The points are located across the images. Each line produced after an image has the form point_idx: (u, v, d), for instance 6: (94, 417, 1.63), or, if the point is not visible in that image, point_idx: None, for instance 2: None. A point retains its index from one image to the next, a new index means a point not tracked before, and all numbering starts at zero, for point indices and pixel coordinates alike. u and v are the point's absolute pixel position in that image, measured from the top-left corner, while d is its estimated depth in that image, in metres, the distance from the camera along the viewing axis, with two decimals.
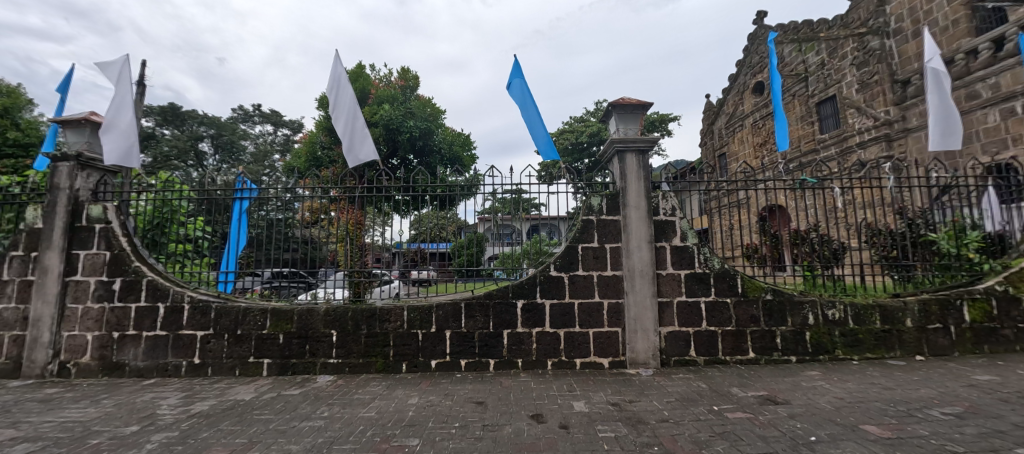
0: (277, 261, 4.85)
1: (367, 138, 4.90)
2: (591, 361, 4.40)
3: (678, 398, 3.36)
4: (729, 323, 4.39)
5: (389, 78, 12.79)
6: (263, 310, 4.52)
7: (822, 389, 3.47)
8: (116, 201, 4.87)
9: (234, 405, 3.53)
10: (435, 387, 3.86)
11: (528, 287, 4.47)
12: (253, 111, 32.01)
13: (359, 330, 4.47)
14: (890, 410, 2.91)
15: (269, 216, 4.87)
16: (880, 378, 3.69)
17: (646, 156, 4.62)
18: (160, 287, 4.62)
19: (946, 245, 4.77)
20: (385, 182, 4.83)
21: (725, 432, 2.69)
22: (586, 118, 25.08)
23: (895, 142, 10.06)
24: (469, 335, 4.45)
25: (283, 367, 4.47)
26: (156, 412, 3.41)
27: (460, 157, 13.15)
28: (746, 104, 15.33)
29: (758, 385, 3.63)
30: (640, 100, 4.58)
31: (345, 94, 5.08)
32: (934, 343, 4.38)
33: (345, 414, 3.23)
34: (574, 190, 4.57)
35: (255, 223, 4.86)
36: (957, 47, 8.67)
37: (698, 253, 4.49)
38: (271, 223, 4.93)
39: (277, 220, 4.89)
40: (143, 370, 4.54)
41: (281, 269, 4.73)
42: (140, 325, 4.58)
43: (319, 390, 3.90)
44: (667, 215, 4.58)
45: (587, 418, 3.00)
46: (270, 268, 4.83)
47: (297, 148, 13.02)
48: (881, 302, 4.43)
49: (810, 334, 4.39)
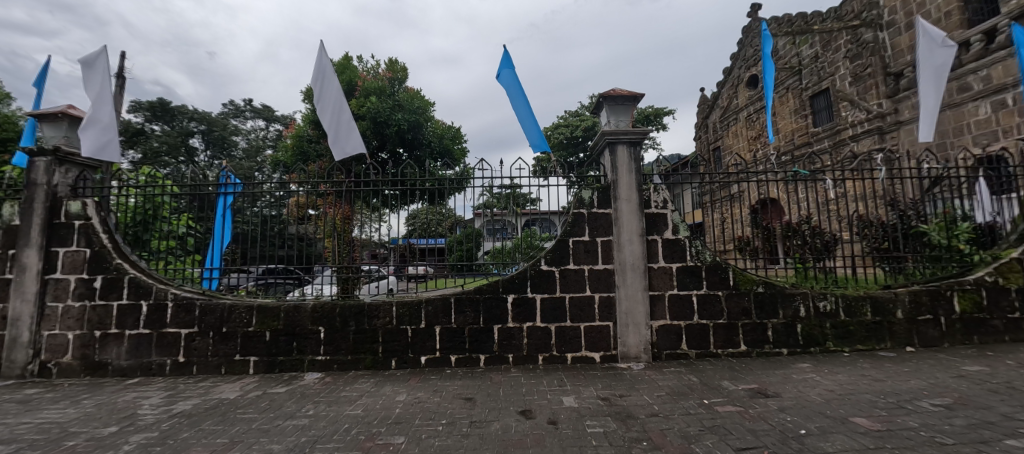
0: (270, 258, 4.79)
1: (353, 131, 4.81)
2: (583, 356, 4.36)
3: (668, 392, 3.32)
4: (721, 316, 4.36)
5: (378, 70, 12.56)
6: (249, 307, 4.44)
7: (813, 381, 3.44)
8: (96, 197, 4.77)
9: (217, 404, 3.46)
10: (424, 383, 3.81)
11: (519, 282, 4.42)
12: (244, 106, 31.58)
13: (347, 327, 4.40)
14: (880, 402, 2.89)
15: (262, 212, 4.81)
16: (871, 370, 3.68)
17: (637, 148, 4.57)
18: (143, 284, 4.53)
19: (938, 237, 4.71)
20: (373, 177, 4.77)
21: (714, 426, 2.66)
22: (581, 112, 24.91)
23: (887, 134, 10.08)
24: (459, 331, 4.39)
25: (270, 364, 4.39)
26: (136, 412, 3.33)
27: (451, 151, 13.04)
28: (740, 98, 15.31)
29: (748, 378, 3.60)
30: (630, 92, 4.52)
31: (330, 85, 4.95)
32: (924, 334, 4.38)
33: (330, 412, 3.18)
34: (567, 184, 4.50)
35: (247, 220, 4.79)
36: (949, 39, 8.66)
37: (690, 246, 4.46)
38: (265, 219, 4.86)
39: (271, 216, 4.82)
40: (126, 369, 4.44)
41: (273, 266, 4.67)
42: (123, 324, 4.48)
43: (306, 387, 3.83)
44: (659, 208, 4.52)
45: (576, 413, 2.96)
46: (263, 265, 4.74)
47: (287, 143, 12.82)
48: (872, 294, 4.42)
49: (801, 326, 4.36)
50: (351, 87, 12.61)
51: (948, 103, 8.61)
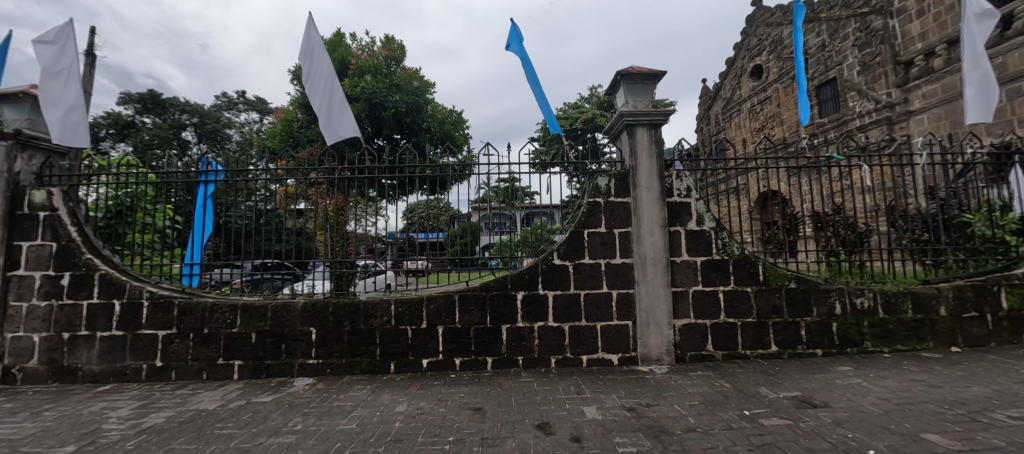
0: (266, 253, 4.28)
1: (346, 113, 4.38)
2: (599, 358, 4.00)
3: (702, 401, 2.96)
4: (749, 314, 4.00)
5: (371, 50, 12.03)
6: (233, 306, 4.05)
7: (862, 388, 3.07)
8: (64, 186, 4.32)
9: (193, 416, 3.07)
10: (426, 391, 3.44)
11: (528, 278, 4.03)
12: (237, 99, 31.01)
13: (340, 327, 4.01)
14: (949, 415, 2.54)
15: (256, 207, 4.42)
16: (923, 374, 3.31)
17: (657, 131, 4.18)
18: (116, 282, 4.13)
19: (982, 228, 4.35)
20: (369, 165, 4.38)
21: (765, 445, 2.30)
22: (581, 104, 24.39)
23: (896, 125, 9.72)
24: (464, 331, 4.01)
25: (256, 369, 4.01)
26: (101, 427, 2.94)
27: (451, 136, 12.56)
28: (744, 88, 14.88)
29: (787, 384, 3.23)
30: (651, 69, 4.12)
31: (320, 61, 4.48)
32: (969, 333, 4.04)
33: (321, 426, 2.79)
34: (568, 177, 4.18)
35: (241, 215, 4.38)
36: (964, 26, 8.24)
37: (715, 238, 4.08)
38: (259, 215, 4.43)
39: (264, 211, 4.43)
40: (98, 375, 4.05)
41: (265, 261, 4.21)
42: (94, 325, 4.08)
43: (294, 396, 3.45)
44: (682, 196, 4.14)
45: (601, 428, 2.60)
46: (252, 260, 4.28)
47: (274, 130, 12.25)
48: (912, 289, 4.07)
49: (837, 325, 4.01)
50: (343, 67, 12.11)
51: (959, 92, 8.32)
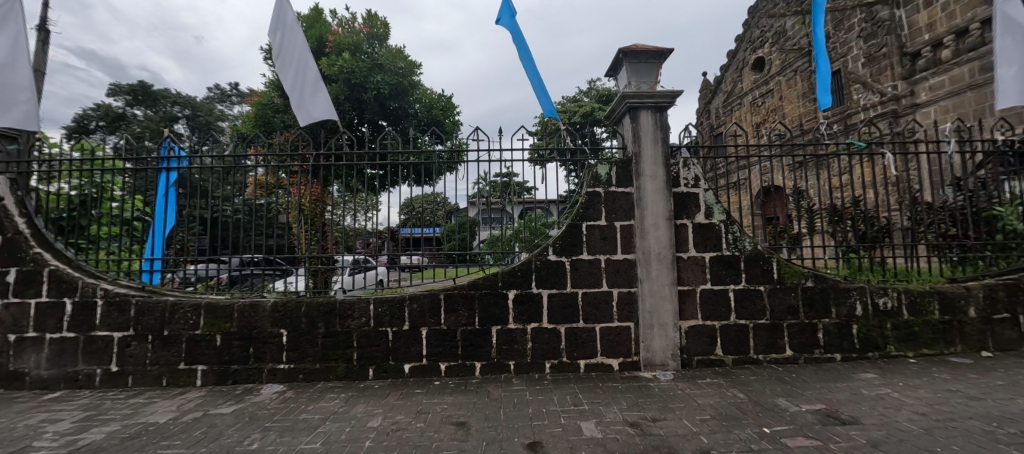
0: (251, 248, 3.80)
1: (320, 91, 4.00)
2: (599, 363, 3.67)
3: (715, 416, 2.62)
4: (763, 315, 3.66)
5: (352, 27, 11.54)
6: (196, 305, 3.69)
7: (892, 399, 2.74)
8: (10, 173, 3.90)
9: (139, 432, 2.71)
10: (405, 401, 3.09)
11: (521, 275, 3.68)
12: (230, 91, 30.47)
13: (314, 329, 3.65)
14: (1001, 435, 2.21)
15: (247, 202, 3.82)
16: (958, 383, 2.98)
17: (663, 114, 3.81)
18: (67, 280, 3.75)
19: (1014, 221, 3.99)
20: (348, 151, 3.94)
21: None
22: (579, 97, 23.97)
23: (902, 118, 9.35)
24: (450, 333, 3.66)
25: (221, 375, 3.65)
26: (30, 445, 2.58)
27: (439, 122, 12.18)
28: (745, 81, 14.49)
29: (807, 394, 2.90)
30: (656, 47, 3.76)
31: (293, 37, 4.08)
32: (1000, 336, 3.72)
33: (279, 446, 2.44)
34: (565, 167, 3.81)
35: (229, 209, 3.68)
36: (975, 15, 7.87)
37: (726, 232, 3.73)
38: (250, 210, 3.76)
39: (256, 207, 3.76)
40: (48, 381, 3.68)
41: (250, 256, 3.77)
42: (43, 326, 3.71)
43: (258, 407, 3.09)
44: (690, 187, 3.78)
45: (601, 449, 2.25)
46: (240, 254, 3.83)
47: (249, 115, 11.66)
48: (939, 288, 3.74)
49: (858, 327, 3.68)
50: (321, 45, 11.56)
51: (969, 83, 7.97)
